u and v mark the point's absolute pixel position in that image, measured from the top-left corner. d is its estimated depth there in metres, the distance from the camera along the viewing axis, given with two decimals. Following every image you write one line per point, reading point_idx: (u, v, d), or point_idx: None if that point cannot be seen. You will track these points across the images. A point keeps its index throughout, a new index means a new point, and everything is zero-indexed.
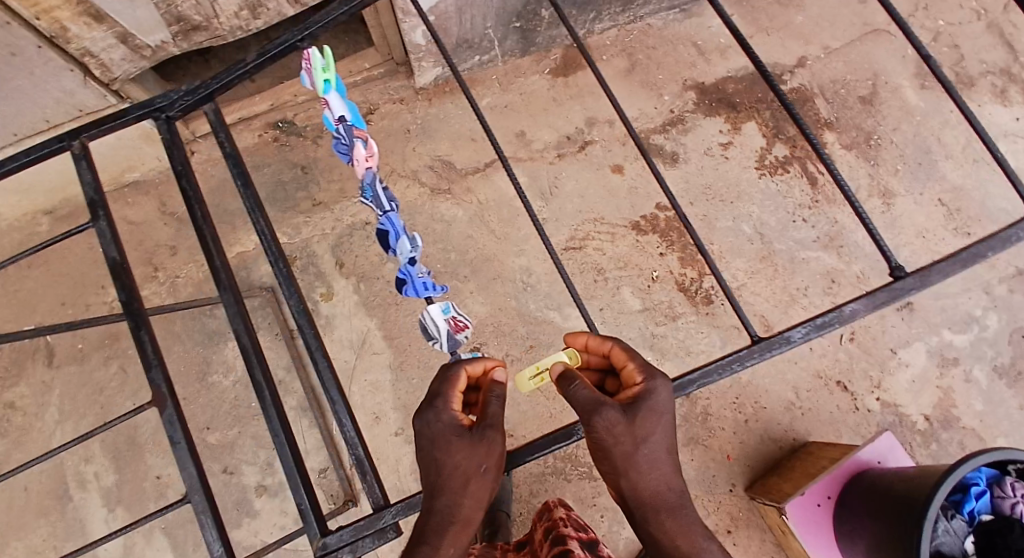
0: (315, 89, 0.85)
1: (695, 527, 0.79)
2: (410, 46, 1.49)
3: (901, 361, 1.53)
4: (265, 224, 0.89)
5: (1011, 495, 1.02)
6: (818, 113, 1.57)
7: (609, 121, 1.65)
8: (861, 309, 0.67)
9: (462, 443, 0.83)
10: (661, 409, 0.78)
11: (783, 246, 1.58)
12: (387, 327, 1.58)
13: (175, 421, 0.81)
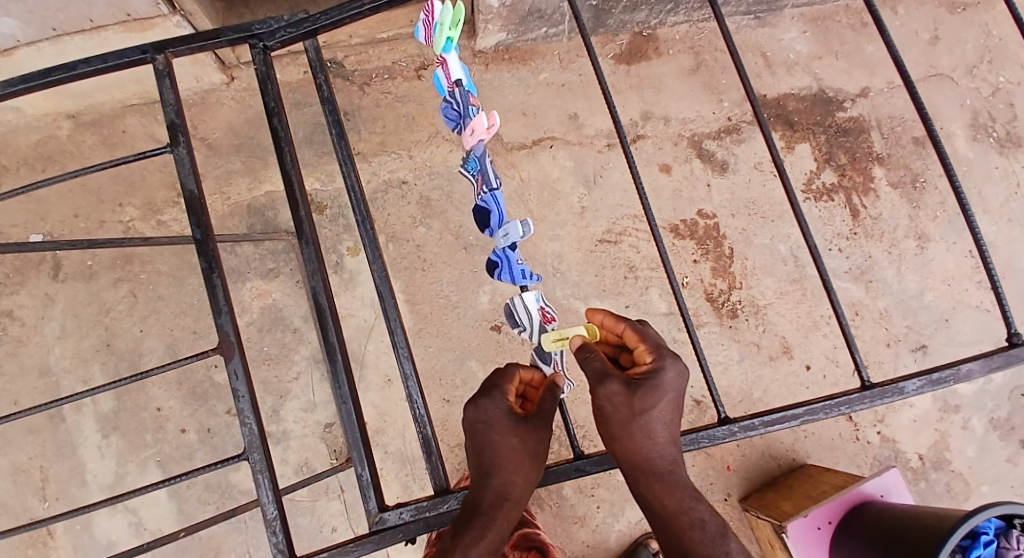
0: (435, 46, 0.83)
1: (682, 488, 0.82)
2: (483, 6, 1.38)
3: (906, 401, 1.55)
4: (355, 179, 0.86)
5: (1016, 546, 0.98)
6: (870, 147, 1.64)
7: (666, 118, 1.62)
8: (976, 369, 0.76)
9: (515, 427, 0.81)
10: (665, 385, 0.81)
11: (815, 272, 1.59)
12: (410, 291, 1.51)
13: (241, 373, 0.77)
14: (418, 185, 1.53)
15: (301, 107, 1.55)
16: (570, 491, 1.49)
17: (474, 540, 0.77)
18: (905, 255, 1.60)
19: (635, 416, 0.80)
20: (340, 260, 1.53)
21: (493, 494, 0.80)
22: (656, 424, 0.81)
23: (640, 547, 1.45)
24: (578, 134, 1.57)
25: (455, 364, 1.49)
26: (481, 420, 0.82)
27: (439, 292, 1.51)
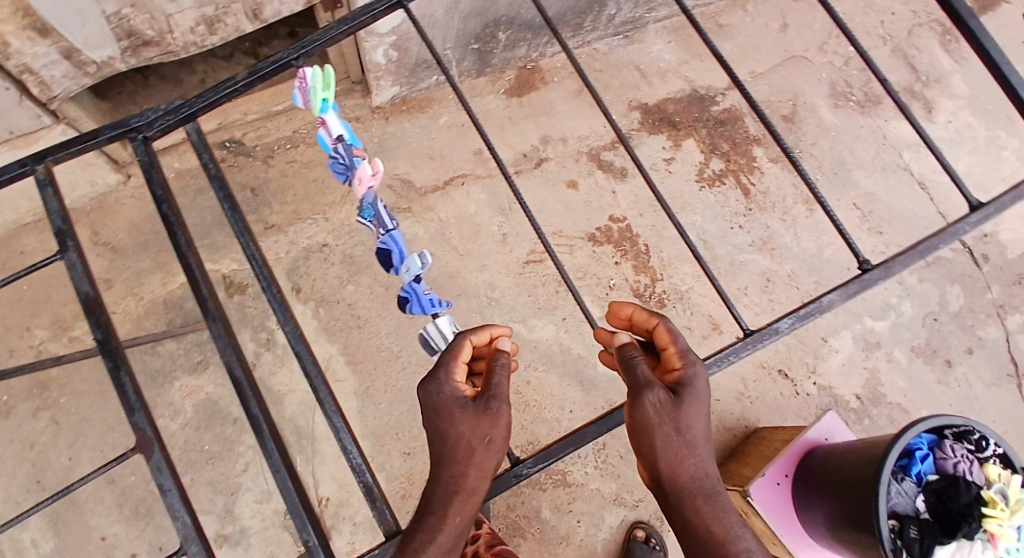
0: (311, 108, 0.86)
1: (728, 513, 0.73)
2: (370, 65, 1.44)
3: (831, 348, 1.69)
4: (255, 249, 0.83)
5: (953, 455, 0.98)
6: (747, 131, 1.81)
7: (562, 138, 1.74)
8: (838, 299, 0.84)
9: (465, 414, 0.74)
10: (697, 391, 0.75)
11: (724, 251, 1.72)
12: (350, 352, 1.51)
13: (165, 466, 0.68)
14: (339, 246, 1.56)
15: (205, 193, 1.55)
16: (548, 511, 1.48)
17: (423, 543, 0.70)
18: (798, 220, 1.76)
19: (676, 423, 0.73)
20: (273, 336, 1.53)
21: (447, 490, 0.73)
22: (695, 434, 0.74)
23: (632, 542, 1.44)
24: (484, 168, 1.63)
25: (409, 415, 1.50)
26: (429, 407, 0.75)
27: (380, 343, 1.53)
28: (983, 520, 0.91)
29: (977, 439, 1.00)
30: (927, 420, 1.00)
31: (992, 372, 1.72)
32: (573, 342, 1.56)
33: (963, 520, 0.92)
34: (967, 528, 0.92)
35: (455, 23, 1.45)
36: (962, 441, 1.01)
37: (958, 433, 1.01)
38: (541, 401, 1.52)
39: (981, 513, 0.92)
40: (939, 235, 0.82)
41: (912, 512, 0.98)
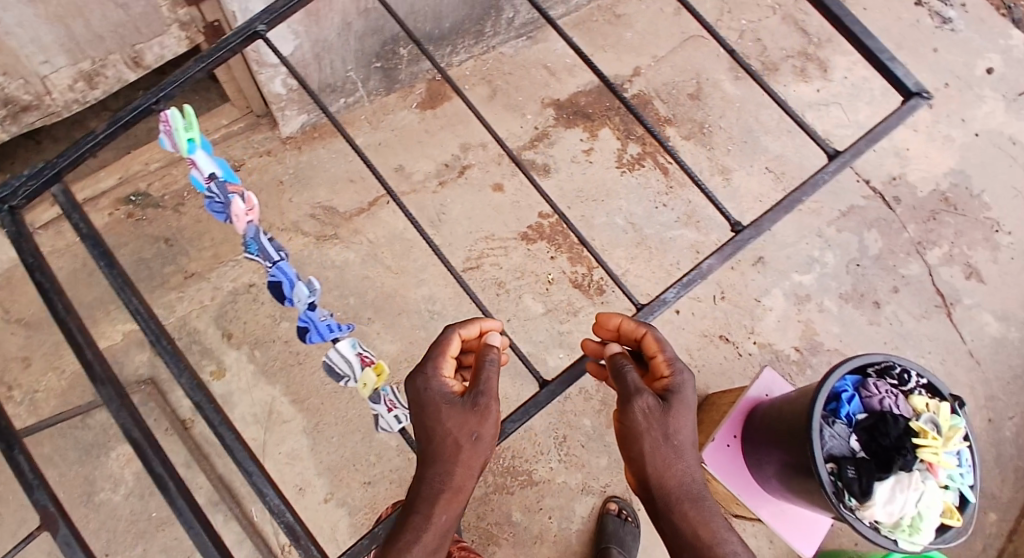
0: (179, 148, 0.81)
1: (715, 519, 0.76)
2: (270, 96, 1.39)
3: (765, 307, 1.76)
4: (140, 302, 0.75)
5: (876, 392, 1.04)
6: (658, 113, 1.89)
7: (480, 144, 1.72)
8: (716, 263, 0.90)
9: (454, 409, 0.76)
10: (683, 396, 0.81)
11: (653, 230, 1.77)
12: (293, 391, 1.50)
13: (73, 541, 0.61)
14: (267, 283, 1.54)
15: (116, 251, 1.49)
16: (518, 514, 1.49)
17: (408, 543, 0.71)
18: (716, 189, 1.85)
19: (663, 427, 0.78)
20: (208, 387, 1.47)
21: (431, 490, 0.74)
22: (680, 437, 0.79)
23: (605, 515, 1.49)
24: (409, 182, 1.65)
25: (364, 443, 1.49)
26: (419, 403, 0.78)
27: (324, 376, 1.51)
28: (915, 450, 0.97)
29: (898, 372, 1.06)
30: (850, 361, 1.06)
31: (920, 305, 1.83)
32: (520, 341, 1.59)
33: (896, 453, 0.98)
34: (901, 460, 0.98)
35: (351, 45, 1.42)
36: (883, 378, 1.07)
37: (881, 370, 1.07)
38: None
39: (912, 443, 0.98)
40: (802, 187, 0.89)
41: (847, 452, 1.03)
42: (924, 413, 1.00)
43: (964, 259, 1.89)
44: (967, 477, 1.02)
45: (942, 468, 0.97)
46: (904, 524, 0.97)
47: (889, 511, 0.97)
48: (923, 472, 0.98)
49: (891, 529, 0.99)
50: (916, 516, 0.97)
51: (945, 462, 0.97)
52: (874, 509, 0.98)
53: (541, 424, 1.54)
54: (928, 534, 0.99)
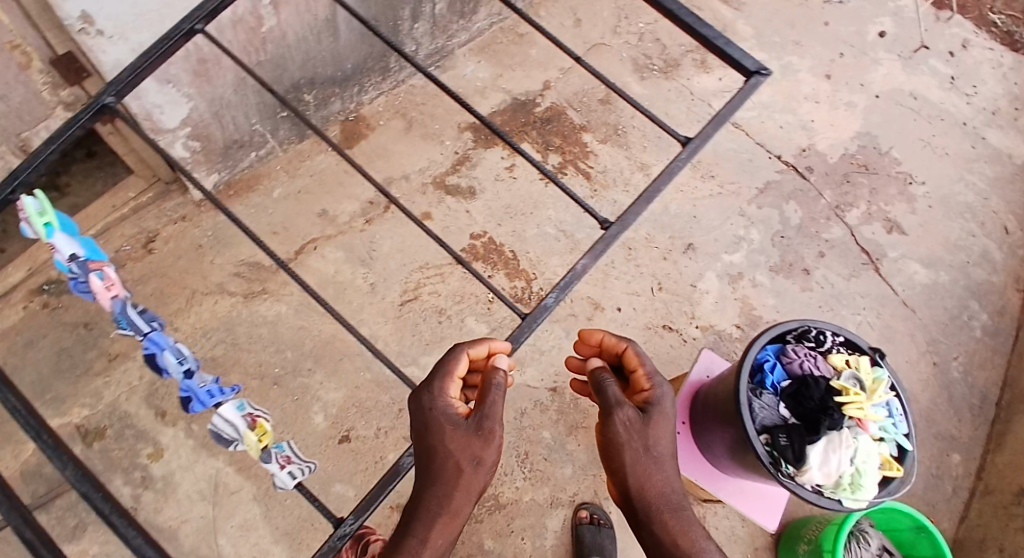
0: (38, 234, 0.78)
1: (694, 529, 0.79)
2: (177, 161, 1.40)
3: (702, 291, 1.80)
4: (18, 399, 0.69)
5: (796, 357, 1.11)
6: (572, 121, 1.92)
7: (403, 176, 1.75)
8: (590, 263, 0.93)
9: (457, 431, 0.81)
10: (661, 408, 0.86)
11: (584, 235, 1.79)
12: (236, 461, 1.48)
13: None
14: (200, 350, 1.49)
15: (35, 344, 1.47)
16: (490, 540, 1.48)
17: None
18: (639, 186, 1.89)
19: (644, 439, 0.82)
20: (147, 471, 1.46)
21: (430, 511, 0.78)
22: (660, 450, 0.83)
23: (580, 525, 1.49)
24: (334, 224, 1.63)
25: (323, 495, 1.44)
26: (425, 424, 0.83)
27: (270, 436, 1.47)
28: (842, 409, 1.05)
29: (814, 336, 1.14)
30: (769, 331, 1.12)
31: (847, 266, 1.90)
32: None
33: (822, 413, 1.05)
34: (827, 419, 1.05)
35: (251, 98, 1.41)
36: (801, 342, 1.15)
37: (798, 336, 1.15)
38: None
39: (836, 402, 1.06)
40: (656, 179, 0.93)
41: (778, 420, 1.09)
42: (842, 372, 1.09)
43: (883, 215, 1.97)
44: (898, 427, 1.10)
45: (869, 420, 1.05)
46: (846, 482, 1.04)
47: (827, 471, 1.04)
48: (854, 429, 1.06)
49: (833, 488, 1.06)
50: (857, 474, 1.04)
51: (870, 414, 1.05)
52: (810, 472, 1.04)
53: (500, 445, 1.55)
54: (871, 489, 1.05)
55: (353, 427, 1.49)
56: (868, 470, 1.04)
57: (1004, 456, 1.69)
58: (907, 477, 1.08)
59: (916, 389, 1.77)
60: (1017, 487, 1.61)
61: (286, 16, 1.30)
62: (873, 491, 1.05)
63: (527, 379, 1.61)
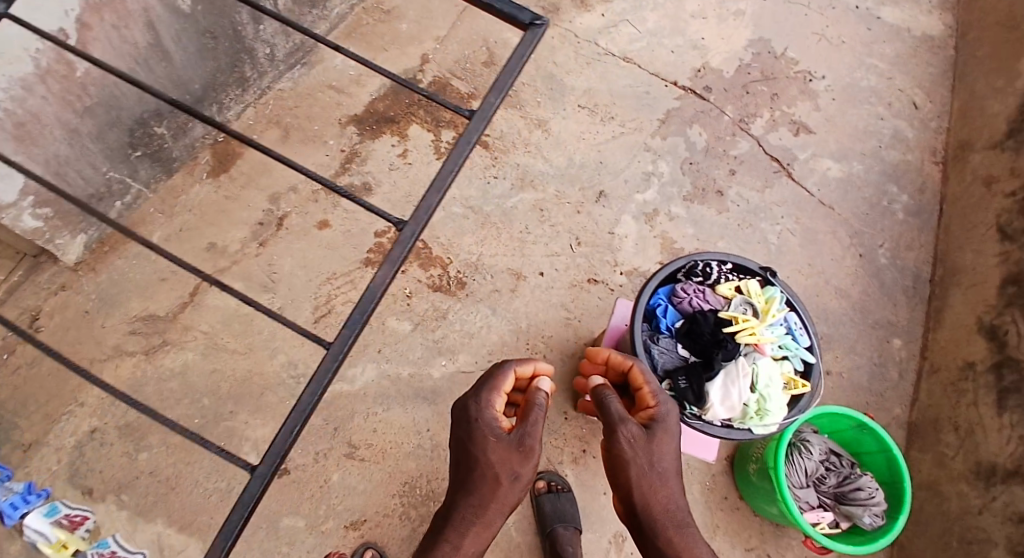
0: None
1: (695, 543, 0.94)
2: (29, 232, 1.36)
3: (620, 236, 1.76)
4: None
5: (685, 296, 1.24)
6: (459, 91, 1.84)
7: (290, 189, 1.64)
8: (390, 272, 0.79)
9: (498, 443, 0.97)
10: (667, 431, 1.02)
11: (491, 207, 1.73)
12: (175, 519, 1.44)
13: None
14: (111, 420, 1.49)
15: None
16: None
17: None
18: (540, 144, 1.82)
19: (648, 449, 0.98)
20: None
21: (466, 518, 0.94)
22: (663, 458, 0.99)
23: (539, 496, 1.48)
24: (226, 256, 1.57)
25: (270, 534, 1.44)
26: (472, 436, 0.99)
27: (204, 490, 1.46)
28: (734, 337, 1.20)
29: (701, 270, 1.27)
30: (656, 276, 1.25)
31: (760, 177, 1.86)
32: (399, 368, 1.56)
33: (716, 346, 1.20)
34: (720, 349, 1.19)
35: (93, 147, 1.35)
36: (689, 279, 1.28)
37: (686, 273, 1.28)
38: (394, 438, 1.52)
39: (727, 332, 1.20)
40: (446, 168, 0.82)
41: (677, 360, 1.20)
42: (733, 300, 1.25)
43: (788, 118, 1.94)
44: (793, 346, 1.24)
45: (767, 343, 1.21)
46: (752, 409, 1.17)
47: (729, 403, 1.17)
48: (753, 353, 1.20)
49: (742, 420, 1.18)
50: (761, 399, 1.17)
51: (766, 337, 1.21)
52: (713, 408, 1.17)
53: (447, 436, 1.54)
54: (777, 412, 1.18)
55: (289, 458, 1.48)
56: (771, 393, 1.17)
57: (943, 333, 1.68)
58: (815, 389, 1.23)
59: (847, 284, 1.75)
60: (960, 361, 1.60)
61: (100, 55, 1.27)
62: (781, 413, 1.19)
63: (460, 366, 1.58)
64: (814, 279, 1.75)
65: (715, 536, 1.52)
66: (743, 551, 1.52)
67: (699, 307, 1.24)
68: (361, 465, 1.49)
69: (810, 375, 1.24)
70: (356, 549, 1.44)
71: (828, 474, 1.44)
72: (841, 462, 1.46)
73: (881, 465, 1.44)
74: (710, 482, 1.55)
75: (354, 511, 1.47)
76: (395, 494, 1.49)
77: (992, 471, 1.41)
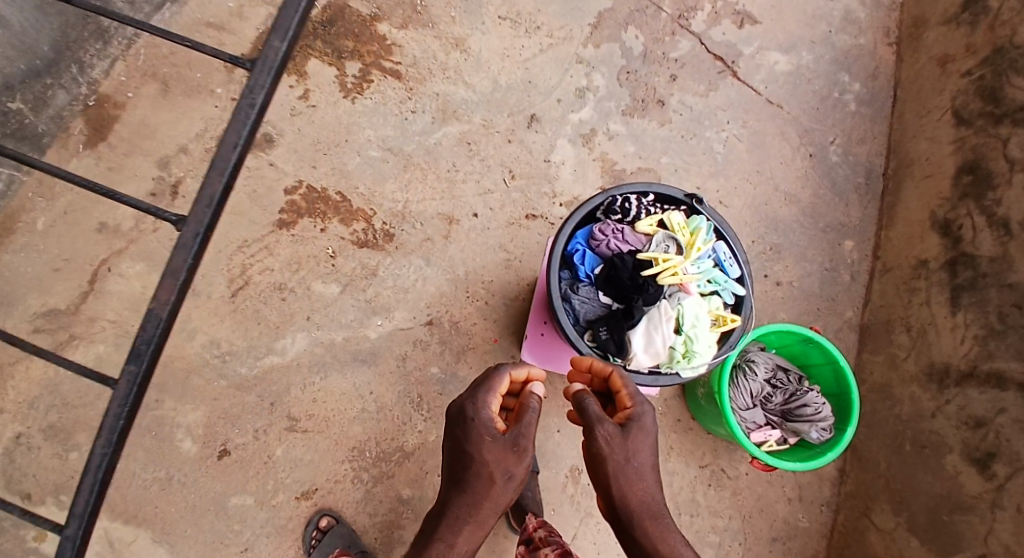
0: None
1: (670, 532, 0.98)
2: None
3: (557, 163, 1.63)
4: None
5: (603, 239, 1.20)
6: (360, 14, 1.61)
7: (180, 151, 1.52)
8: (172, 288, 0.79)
9: (493, 445, 0.98)
10: (643, 426, 1.03)
11: (413, 146, 1.59)
12: (118, 511, 1.37)
13: None
14: (33, 424, 1.39)
15: None
16: (407, 489, 1.44)
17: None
18: (460, 67, 1.64)
19: (625, 444, 1.01)
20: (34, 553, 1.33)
21: (460, 518, 0.96)
22: (642, 453, 1.01)
23: None
24: (121, 235, 1.48)
25: (221, 517, 1.39)
26: (465, 438, 1.00)
27: (143, 481, 1.39)
28: (656, 280, 1.16)
29: (620, 207, 1.22)
30: (573, 220, 1.20)
31: (703, 80, 1.70)
32: (330, 336, 1.47)
33: (636, 291, 1.17)
34: (641, 295, 1.16)
35: None
36: (609, 219, 1.23)
37: (605, 212, 1.23)
38: (337, 405, 1.45)
39: (647, 276, 1.16)
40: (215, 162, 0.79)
41: (599, 308, 1.19)
42: (655, 237, 1.20)
43: (732, 9, 1.74)
44: (720, 281, 1.21)
45: (692, 282, 1.17)
46: (679, 352, 1.15)
47: (653, 350, 1.14)
48: (678, 294, 1.17)
49: (670, 364, 1.17)
50: (687, 340, 1.15)
51: (689, 276, 1.17)
52: (637, 357, 1.15)
53: (393, 396, 1.46)
54: (705, 353, 1.17)
55: (227, 439, 1.42)
56: (697, 334, 1.15)
57: (896, 230, 1.60)
58: (745, 324, 1.21)
59: (797, 187, 1.65)
60: (913, 259, 1.54)
61: None
62: (709, 353, 1.17)
63: (398, 323, 1.49)
64: (763, 186, 1.65)
65: (669, 458, 1.48)
66: (697, 467, 1.49)
67: (618, 250, 1.19)
68: (308, 436, 1.44)
69: (741, 309, 1.22)
70: (311, 519, 1.41)
71: (774, 392, 1.40)
72: (789, 378, 1.41)
73: (829, 376, 1.40)
74: (664, 406, 1.50)
75: (305, 482, 1.42)
76: (344, 460, 1.44)
77: (945, 373, 1.38)
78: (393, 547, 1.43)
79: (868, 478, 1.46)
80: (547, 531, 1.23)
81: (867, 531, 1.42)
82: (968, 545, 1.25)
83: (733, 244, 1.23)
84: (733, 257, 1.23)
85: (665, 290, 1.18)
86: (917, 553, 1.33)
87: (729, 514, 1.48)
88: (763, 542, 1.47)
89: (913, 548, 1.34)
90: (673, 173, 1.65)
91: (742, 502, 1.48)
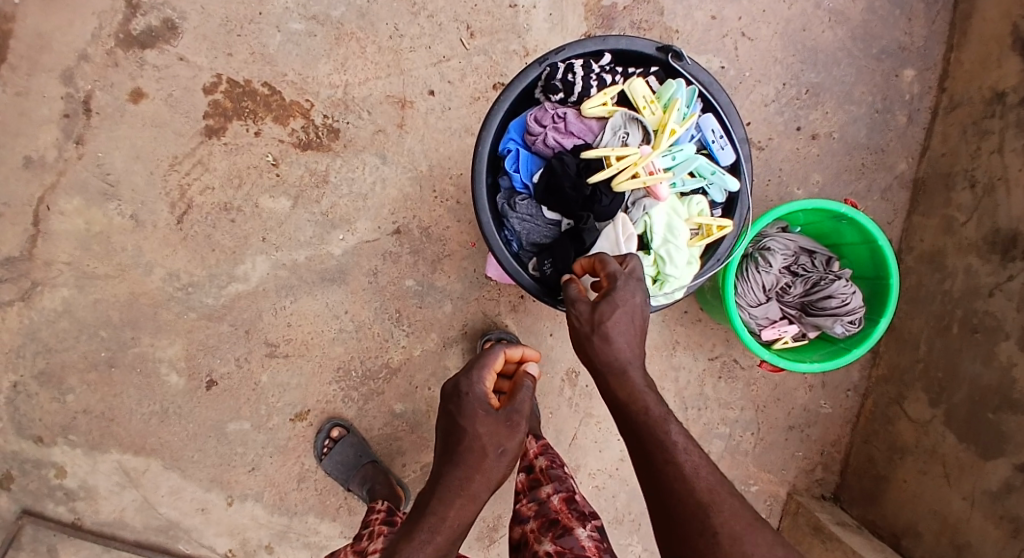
0: None
1: (637, 383, 0.77)
2: None
3: (526, 8, 1.29)
4: None
5: (540, 133, 0.95)
6: None
7: (80, 58, 1.30)
8: None
9: (486, 417, 0.84)
10: (619, 296, 0.79)
11: (343, 12, 1.29)
12: (125, 445, 1.39)
13: None
14: (24, 374, 1.37)
15: None
16: (400, 404, 1.39)
17: (424, 541, 0.76)
18: None
19: (594, 326, 0.79)
20: (63, 489, 1.40)
21: (450, 490, 0.79)
22: (618, 333, 0.78)
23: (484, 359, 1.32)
24: (47, 168, 1.32)
25: (222, 442, 1.39)
26: (456, 406, 0.85)
27: (141, 415, 1.39)
28: (611, 187, 0.92)
29: (562, 80, 0.95)
30: (499, 114, 0.94)
31: None
32: (289, 255, 1.34)
33: (586, 206, 0.93)
34: (591, 210, 0.93)
35: None
36: (549, 100, 0.97)
37: (544, 89, 0.96)
38: (312, 327, 1.36)
39: (597, 182, 0.92)
40: None
41: (544, 228, 0.98)
42: (612, 122, 0.94)
43: None
44: (703, 178, 0.96)
45: (661, 184, 0.92)
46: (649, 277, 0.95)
47: None
48: (644, 201, 0.94)
49: None
50: (658, 261, 0.94)
51: (656, 176, 0.91)
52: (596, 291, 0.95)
53: (369, 314, 1.35)
54: (684, 274, 0.94)
55: (211, 370, 1.38)
56: (669, 253, 0.92)
57: (970, 52, 1.25)
58: (738, 230, 0.98)
59: (844, 2, 1.28)
60: (989, 90, 1.20)
61: None
62: (687, 275, 0.94)
63: (361, 235, 1.33)
64: (801, 4, 1.28)
65: (674, 352, 1.33)
66: (706, 360, 1.34)
67: (558, 147, 0.95)
68: (289, 360, 1.37)
69: (734, 213, 0.98)
70: (322, 427, 1.38)
71: (793, 282, 1.18)
72: (813, 262, 1.19)
73: (864, 256, 1.16)
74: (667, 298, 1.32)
75: (297, 405, 1.39)
76: (331, 381, 1.38)
77: (1012, 243, 1.11)
78: (393, 457, 1.41)
79: (903, 364, 1.28)
80: (552, 463, 1.11)
81: (898, 421, 1.28)
82: (1012, 449, 1.06)
83: (725, 118, 0.96)
84: (723, 137, 0.97)
85: (627, 198, 0.96)
86: (954, 450, 1.16)
87: (741, 405, 1.35)
88: (779, 430, 1.36)
89: (948, 444, 1.17)
90: (680, 2, 1.28)
91: (757, 392, 1.35)
